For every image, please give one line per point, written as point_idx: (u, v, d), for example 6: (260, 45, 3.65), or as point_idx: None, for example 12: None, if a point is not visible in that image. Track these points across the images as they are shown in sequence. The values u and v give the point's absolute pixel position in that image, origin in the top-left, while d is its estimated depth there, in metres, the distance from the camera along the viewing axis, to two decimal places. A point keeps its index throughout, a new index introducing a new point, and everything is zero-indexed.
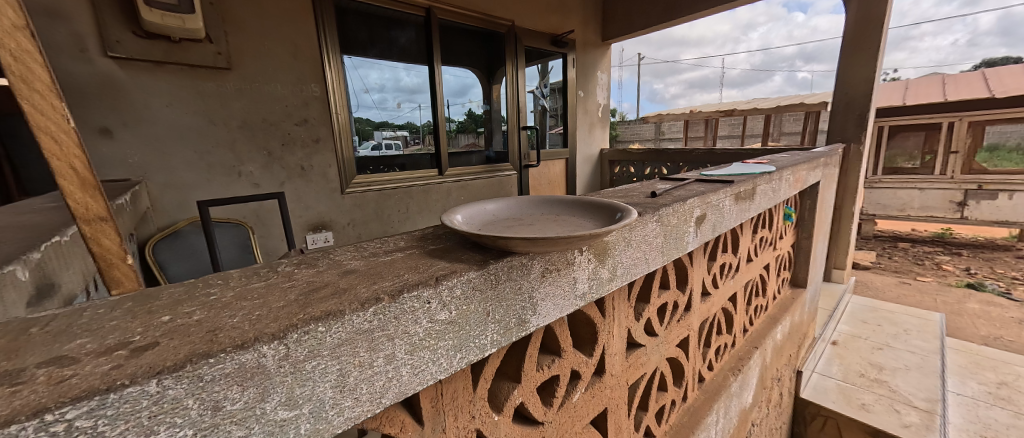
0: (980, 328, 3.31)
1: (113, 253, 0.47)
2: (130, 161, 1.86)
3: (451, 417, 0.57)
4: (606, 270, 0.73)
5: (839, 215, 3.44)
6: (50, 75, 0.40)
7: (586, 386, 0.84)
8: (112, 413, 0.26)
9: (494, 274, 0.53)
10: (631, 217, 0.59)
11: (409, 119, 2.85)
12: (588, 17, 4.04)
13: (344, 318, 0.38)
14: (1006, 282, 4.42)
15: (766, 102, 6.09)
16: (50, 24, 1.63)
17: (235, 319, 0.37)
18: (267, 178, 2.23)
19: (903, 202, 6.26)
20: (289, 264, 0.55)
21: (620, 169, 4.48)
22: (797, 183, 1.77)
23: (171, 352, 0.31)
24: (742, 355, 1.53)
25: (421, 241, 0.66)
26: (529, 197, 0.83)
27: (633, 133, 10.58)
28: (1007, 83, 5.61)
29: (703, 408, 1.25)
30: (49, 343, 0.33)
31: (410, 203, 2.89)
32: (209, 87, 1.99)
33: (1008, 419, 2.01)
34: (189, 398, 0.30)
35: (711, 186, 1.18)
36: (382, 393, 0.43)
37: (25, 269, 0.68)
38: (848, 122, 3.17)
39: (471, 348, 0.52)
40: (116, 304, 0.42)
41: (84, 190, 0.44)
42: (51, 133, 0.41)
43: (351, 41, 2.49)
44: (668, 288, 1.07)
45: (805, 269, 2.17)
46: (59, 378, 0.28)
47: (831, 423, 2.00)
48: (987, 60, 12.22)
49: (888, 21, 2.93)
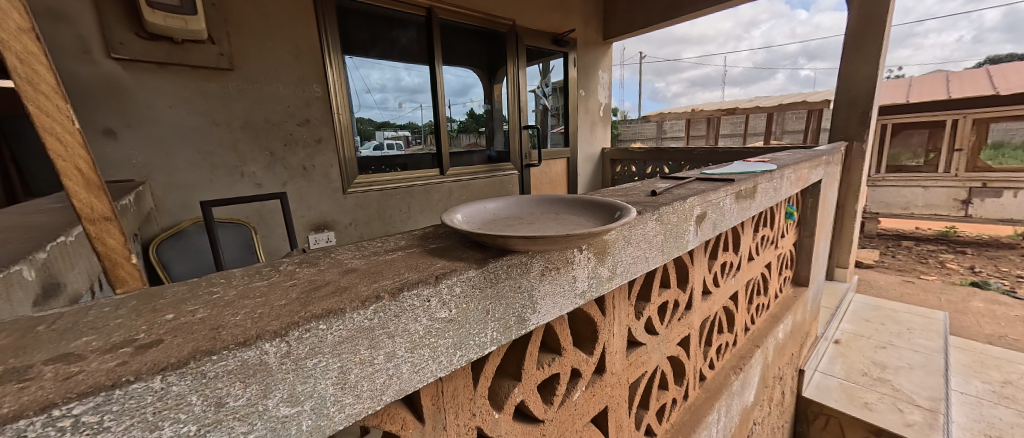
0: (984, 327, 3.30)
1: (117, 252, 0.48)
2: (134, 161, 1.87)
3: (451, 415, 0.58)
4: (606, 268, 0.73)
5: (842, 213, 3.42)
6: (56, 77, 0.41)
7: (587, 384, 0.84)
8: (118, 408, 0.27)
9: (494, 272, 0.53)
10: (631, 216, 0.59)
11: (410, 119, 2.85)
12: (589, 15, 4.03)
13: (345, 316, 0.39)
14: (1011, 280, 4.39)
15: (769, 99, 6.06)
16: (54, 26, 1.65)
17: (238, 318, 0.38)
18: (269, 178, 2.24)
19: (907, 200, 6.30)
20: (291, 263, 0.56)
21: (621, 168, 4.47)
22: (800, 181, 1.76)
23: (175, 349, 0.32)
24: (744, 354, 1.52)
25: (422, 240, 0.66)
26: (527, 196, 0.84)
27: (635, 132, 10.61)
28: (1013, 79, 5.56)
29: (704, 407, 1.25)
30: (55, 341, 0.34)
31: (411, 203, 2.89)
32: (212, 88, 2.00)
33: (1012, 418, 2.00)
34: (194, 395, 0.30)
35: (713, 185, 1.18)
36: (383, 390, 0.44)
37: (31, 269, 0.69)
38: (851, 119, 3.15)
39: (471, 346, 0.53)
40: (122, 302, 0.43)
41: (89, 191, 0.44)
42: (56, 133, 0.41)
43: (352, 41, 2.50)
44: (669, 287, 1.07)
45: (806, 268, 2.16)
46: (67, 373, 0.29)
47: (834, 422, 2.00)
48: (992, 56, 12.12)
49: (890, 18, 2.91)
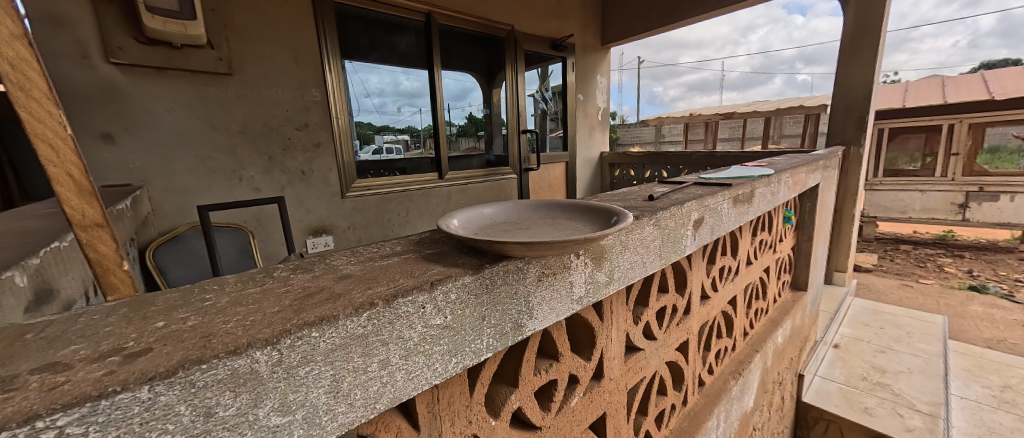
0: (983, 331, 3.29)
1: (109, 258, 0.48)
2: (131, 166, 1.86)
3: (448, 422, 0.57)
4: (603, 273, 0.73)
5: (840, 217, 3.43)
6: (48, 82, 0.41)
7: (585, 390, 0.84)
8: (104, 419, 0.26)
9: (489, 279, 0.53)
10: (629, 221, 0.58)
11: (410, 123, 2.86)
12: (587, 21, 4.06)
13: (338, 323, 0.38)
14: (1009, 284, 4.40)
15: (766, 104, 6.08)
16: (54, 31, 1.65)
17: (230, 325, 0.37)
18: (267, 182, 2.23)
19: (904, 204, 6.32)
20: (285, 269, 0.55)
21: (620, 172, 4.48)
22: (797, 186, 1.77)
23: (164, 358, 0.31)
24: (743, 359, 1.51)
25: (417, 246, 0.66)
26: (524, 201, 0.83)
27: (633, 136, 10.69)
28: (1008, 85, 5.60)
29: (703, 412, 1.24)
30: (44, 350, 0.33)
31: (410, 207, 2.89)
32: (210, 92, 2.01)
33: (1013, 422, 1.99)
34: (182, 404, 0.30)
35: (711, 189, 1.18)
36: (377, 398, 0.43)
37: (23, 275, 0.68)
38: (848, 124, 3.16)
39: (467, 352, 0.52)
40: (113, 309, 0.42)
41: (80, 196, 0.44)
42: (50, 141, 0.41)
43: (352, 45, 2.50)
44: (668, 292, 1.07)
45: (805, 271, 2.16)
46: (52, 384, 0.28)
47: (834, 427, 1.98)
48: (987, 63, 12.32)
49: (886, 24, 2.93)
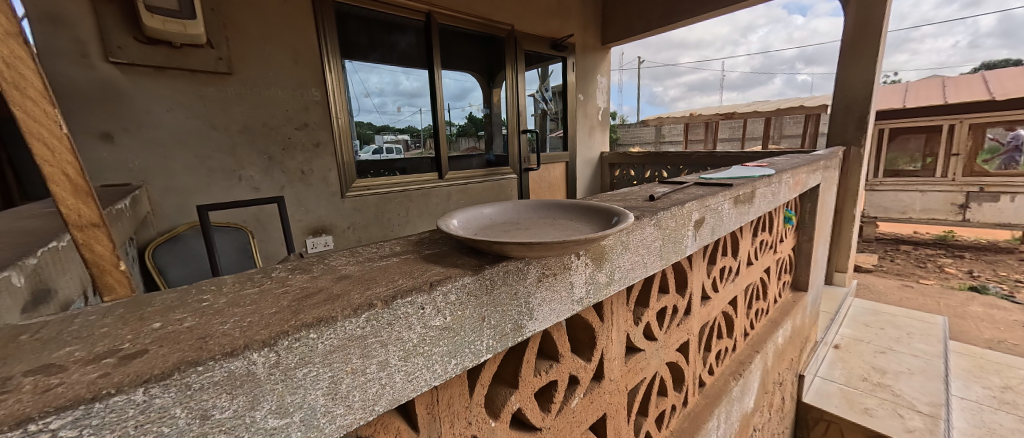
0: (983, 332, 3.29)
1: (106, 259, 0.47)
2: (130, 165, 1.86)
3: (448, 423, 0.57)
4: (604, 274, 0.73)
5: (840, 217, 3.42)
6: (42, 80, 0.40)
7: (584, 391, 0.83)
8: (97, 422, 0.26)
9: (489, 279, 0.53)
10: (630, 221, 0.58)
11: (409, 122, 2.86)
12: (588, 21, 4.06)
13: (337, 324, 0.38)
14: (1009, 285, 4.40)
15: (766, 104, 6.08)
16: (53, 31, 1.65)
17: (227, 326, 0.37)
18: (267, 182, 2.23)
19: (904, 204, 6.32)
20: (283, 270, 0.55)
21: (620, 172, 4.48)
22: (797, 186, 1.76)
23: (160, 359, 0.31)
24: (743, 359, 1.51)
25: (417, 246, 0.66)
26: (524, 201, 0.83)
27: (633, 136, 10.68)
28: (1008, 85, 5.60)
29: (704, 413, 1.24)
30: (39, 351, 0.33)
31: (410, 207, 2.88)
32: (210, 91, 2.00)
33: (1013, 423, 1.99)
34: (177, 407, 0.29)
35: (711, 189, 1.18)
36: (376, 400, 0.43)
37: (21, 275, 0.68)
38: (848, 124, 3.16)
39: (466, 353, 0.52)
40: (109, 310, 0.42)
41: (75, 196, 0.44)
42: (45, 140, 0.41)
43: (352, 45, 2.50)
44: (668, 292, 1.07)
45: (805, 272, 2.16)
46: (46, 386, 0.28)
47: (834, 427, 1.97)
48: (988, 63, 12.30)
49: (886, 25, 2.93)
